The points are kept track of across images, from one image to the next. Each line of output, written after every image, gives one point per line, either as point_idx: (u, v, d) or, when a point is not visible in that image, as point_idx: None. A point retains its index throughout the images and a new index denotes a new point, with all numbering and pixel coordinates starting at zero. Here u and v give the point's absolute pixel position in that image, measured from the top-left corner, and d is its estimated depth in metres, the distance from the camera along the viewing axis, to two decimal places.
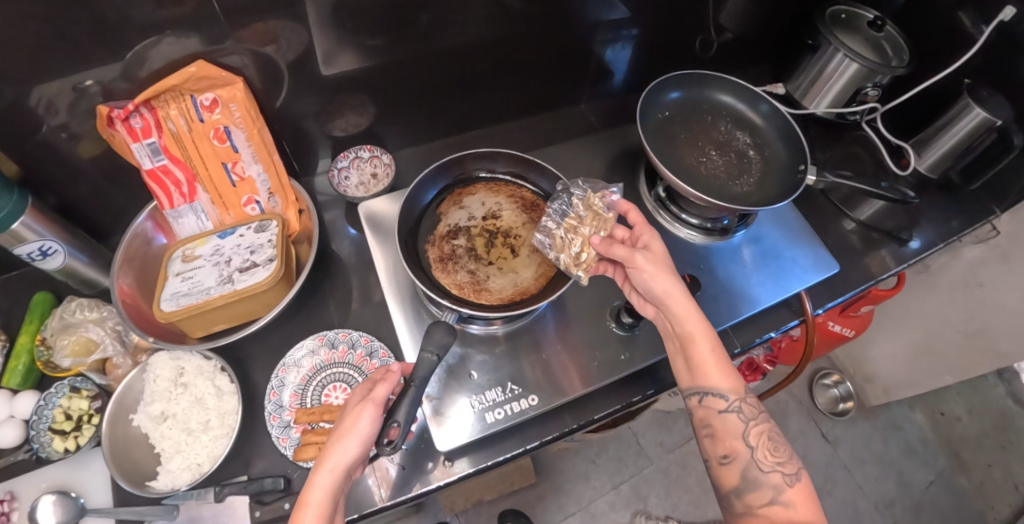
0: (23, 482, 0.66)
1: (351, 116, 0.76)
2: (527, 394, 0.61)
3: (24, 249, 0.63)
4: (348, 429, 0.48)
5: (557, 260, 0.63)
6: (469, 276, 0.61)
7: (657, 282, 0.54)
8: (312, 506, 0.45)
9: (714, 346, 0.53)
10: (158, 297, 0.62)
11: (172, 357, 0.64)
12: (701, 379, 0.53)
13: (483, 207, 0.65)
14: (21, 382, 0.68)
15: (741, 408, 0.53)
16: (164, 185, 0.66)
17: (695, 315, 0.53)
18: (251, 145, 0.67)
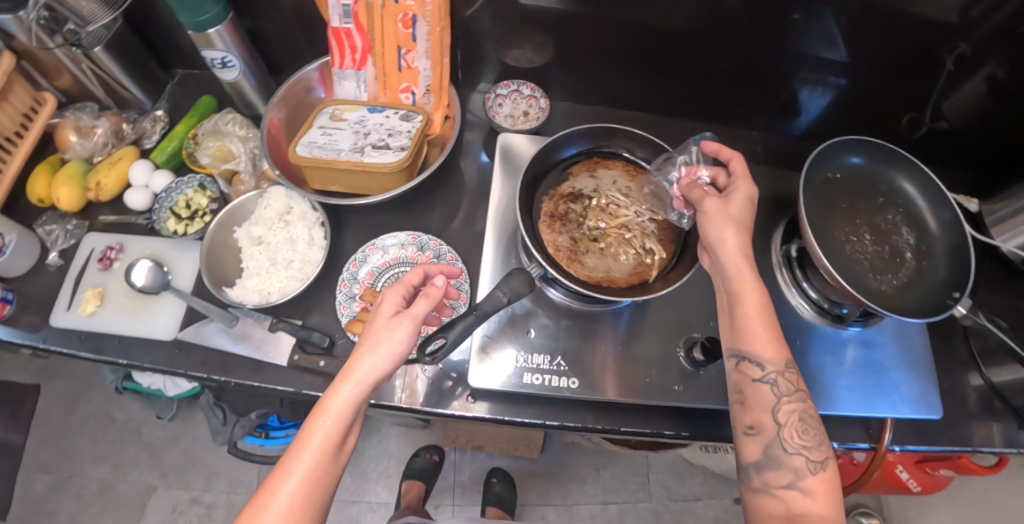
0: (131, 241, 0.76)
1: (527, 51, 0.77)
2: (570, 375, 0.60)
3: (210, 54, 0.70)
4: (377, 346, 0.47)
5: (659, 267, 0.60)
6: (571, 242, 0.60)
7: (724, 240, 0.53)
8: (332, 414, 0.46)
9: (762, 305, 0.52)
10: (297, 140, 0.67)
11: (286, 196, 0.69)
12: (737, 341, 0.52)
13: (613, 185, 0.63)
14: (165, 162, 0.77)
15: (776, 381, 0.50)
16: (343, 46, 0.70)
17: (749, 286, 0.52)
18: (429, 40, 0.69)
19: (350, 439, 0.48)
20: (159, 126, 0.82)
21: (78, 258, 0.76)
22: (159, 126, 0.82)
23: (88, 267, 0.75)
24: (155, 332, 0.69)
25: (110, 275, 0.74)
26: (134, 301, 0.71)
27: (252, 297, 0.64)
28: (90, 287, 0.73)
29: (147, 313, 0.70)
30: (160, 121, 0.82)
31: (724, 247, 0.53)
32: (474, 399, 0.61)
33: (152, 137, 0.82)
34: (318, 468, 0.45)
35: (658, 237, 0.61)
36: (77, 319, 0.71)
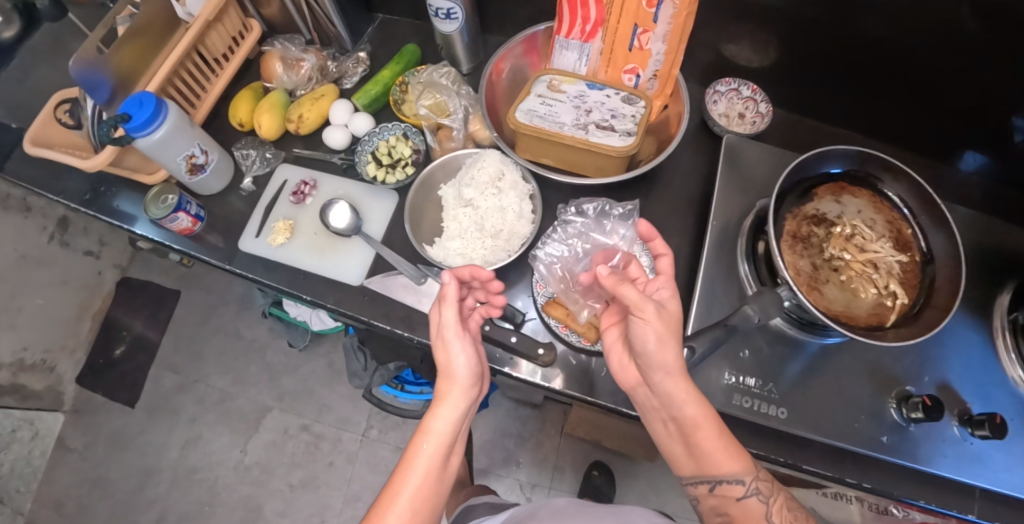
0: (323, 179, 0.76)
1: (748, 47, 0.73)
2: (778, 404, 0.58)
3: (437, 3, 0.69)
4: (443, 358, 0.49)
5: (900, 311, 0.55)
6: (810, 267, 0.56)
7: (657, 345, 0.46)
8: (434, 437, 0.47)
9: (717, 431, 0.47)
10: (518, 105, 0.66)
11: (500, 159, 0.64)
12: (701, 467, 0.49)
13: (857, 216, 0.58)
14: (365, 105, 0.77)
15: (759, 488, 0.48)
16: (575, 15, 0.68)
17: (689, 401, 0.47)
18: (671, 23, 0.65)
19: (452, 459, 0.50)
20: (361, 69, 0.82)
21: (270, 187, 0.77)
22: (360, 68, 0.82)
23: (280, 198, 0.76)
24: (343, 274, 0.69)
25: (301, 209, 0.75)
26: (324, 240, 0.72)
27: (455, 261, 0.62)
28: (281, 218, 0.74)
29: (337, 254, 0.70)
30: (362, 63, 0.82)
31: (664, 363, 0.47)
32: None
33: (352, 77, 0.81)
34: (431, 479, 0.47)
35: (900, 282, 0.56)
36: (269, 247, 0.72)
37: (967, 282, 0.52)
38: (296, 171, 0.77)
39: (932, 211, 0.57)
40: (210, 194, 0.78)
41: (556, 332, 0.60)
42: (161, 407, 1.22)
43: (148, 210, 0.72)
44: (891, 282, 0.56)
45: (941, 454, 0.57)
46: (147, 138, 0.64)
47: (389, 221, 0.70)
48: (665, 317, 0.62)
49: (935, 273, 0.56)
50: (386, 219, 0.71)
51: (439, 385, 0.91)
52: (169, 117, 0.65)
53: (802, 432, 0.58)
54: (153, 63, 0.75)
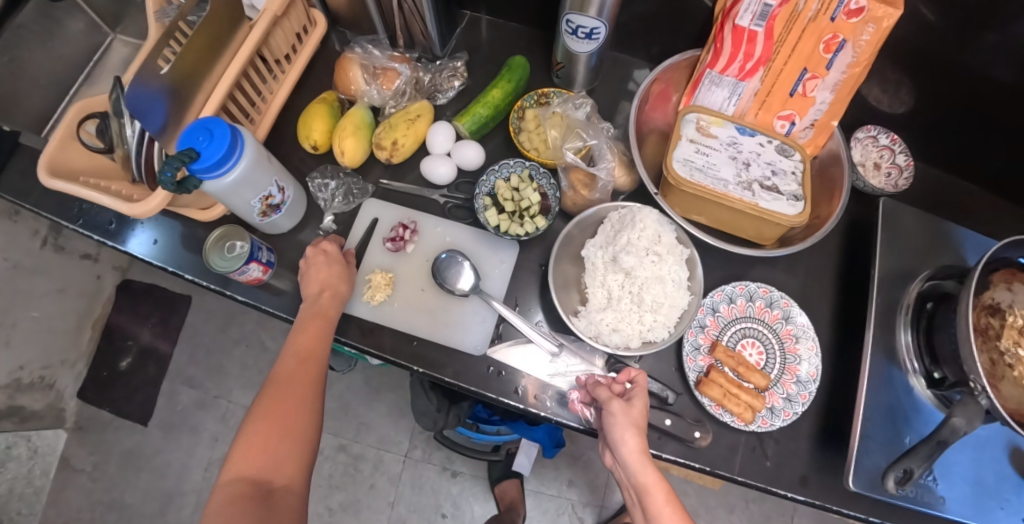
0: (425, 221, 0.67)
1: (880, 88, 0.68)
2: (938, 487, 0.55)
3: (579, 20, 0.58)
4: (311, 283, 0.58)
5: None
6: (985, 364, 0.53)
7: (621, 438, 0.48)
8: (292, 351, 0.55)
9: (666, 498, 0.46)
10: (672, 155, 0.59)
11: (658, 221, 0.57)
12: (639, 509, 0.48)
13: None
14: (470, 131, 0.65)
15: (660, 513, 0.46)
16: (735, 50, 0.59)
17: (636, 442, 0.48)
18: (847, 72, 0.58)
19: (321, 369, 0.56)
20: (458, 82, 0.71)
21: (358, 226, 0.67)
22: (458, 81, 0.71)
23: (372, 243, 0.66)
24: (464, 343, 0.60)
25: (401, 258, 0.65)
26: (434, 297, 0.63)
27: (615, 339, 0.55)
28: (377, 269, 0.64)
29: (453, 318, 0.62)
30: (460, 74, 0.71)
31: (618, 444, 0.48)
32: (806, 483, 0.57)
33: (448, 92, 0.70)
34: (294, 408, 0.52)
35: None
36: (367, 305, 0.62)
37: None
38: (394, 211, 0.67)
39: None
40: (273, 232, 0.66)
41: (709, 412, 0.57)
42: (174, 424, 1.11)
43: (208, 261, 0.61)
44: None
45: None
46: (218, 180, 0.52)
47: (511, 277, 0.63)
48: (815, 392, 0.60)
49: None
50: (506, 274, 0.63)
51: (519, 424, 0.85)
52: (245, 154, 0.53)
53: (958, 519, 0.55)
54: (212, 73, 0.57)
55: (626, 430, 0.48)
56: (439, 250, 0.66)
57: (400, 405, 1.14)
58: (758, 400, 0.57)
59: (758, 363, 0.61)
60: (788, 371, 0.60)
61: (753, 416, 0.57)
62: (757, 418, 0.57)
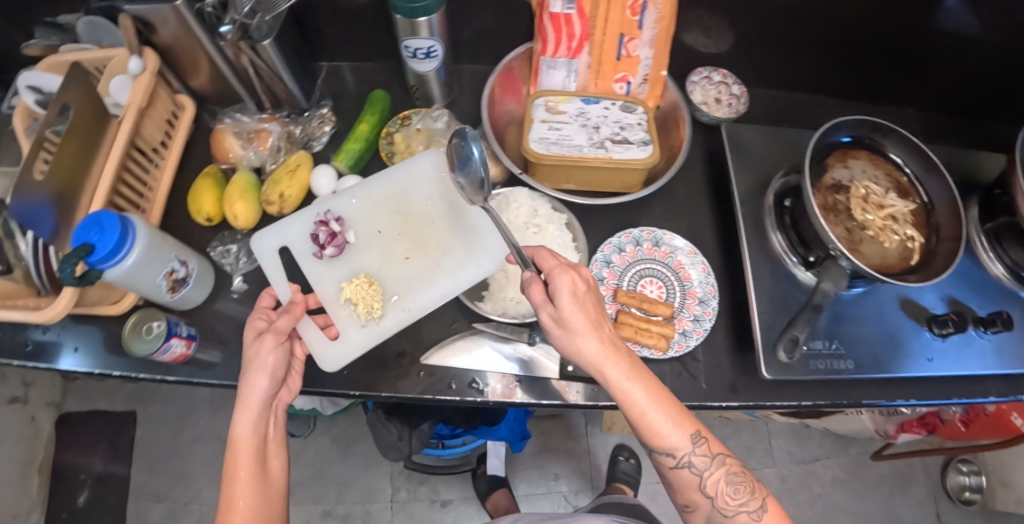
0: (335, 204, 0.68)
1: (700, 33, 0.77)
2: (845, 357, 0.64)
3: (414, 44, 0.65)
4: (258, 360, 0.52)
5: (920, 252, 0.62)
6: (846, 232, 0.61)
7: (585, 335, 0.50)
8: (238, 461, 0.50)
9: (664, 413, 0.50)
10: (528, 137, 0.65)
11: (530, 197, 0.67)
12: (645, 438, 0.52)
13: (865, 176, 0.64)
14: (350, 167, 0.71)
15: (690, 462, 0.51)
16: (559, 33, 0.67)
17: (619, 362, 0.50)
18: (656, 27, 0.66)
19: (272, 463, 0.53)
20: (328, 126, 0.75)
21: (275, 265, 0.65)
22: (328, 126, 0.75)
23: (311, 268, 0.65)
24: (479, 269, 0.66)
25: (342, 256, 0.66)
26: (411, 257, 0.67)
27: (520, 309, 0.64)
28: (341, 280, 0.65)
29: (466, 235, 0.68)
30: (328, 119, 0.75)
31: (588, 356, 0.50)
32: (736, 389, 0.62)
33: (321, 138, 0.75)
34: None
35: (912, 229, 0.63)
36: (349, 332, 0.62)
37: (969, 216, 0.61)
38: (301, 220, 0.67)
39: (922, 161, 0.65)
40: (188, 307, 0.68)
41: (629, 351, 0.61)
42: None
43: (130, 349, 0.61)
44: (906, 232, 0.62)
45: (970, 357, 0.68)
46: (117, 267, 0.54)
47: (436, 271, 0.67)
48: (716, 306, 0.65)
49: (937, 215, 0.64)
50: (450, 182, 0.70)
51: (481, 428, 0.86)
52: (139, 240, 0.55)
53: (868, 375, 0.64)
54: (91, 173, 0.60)
55: (586, 333, 0.50)
56: (366, 220, 0.68)
57: (374, 451, 1.13)
58: (668, 328, 0.62)
59: (659, 297, 0.66)
60: (690, 296, 0.66)
61: (668, 344, 0.62)
62: (673, 345, 0.62)
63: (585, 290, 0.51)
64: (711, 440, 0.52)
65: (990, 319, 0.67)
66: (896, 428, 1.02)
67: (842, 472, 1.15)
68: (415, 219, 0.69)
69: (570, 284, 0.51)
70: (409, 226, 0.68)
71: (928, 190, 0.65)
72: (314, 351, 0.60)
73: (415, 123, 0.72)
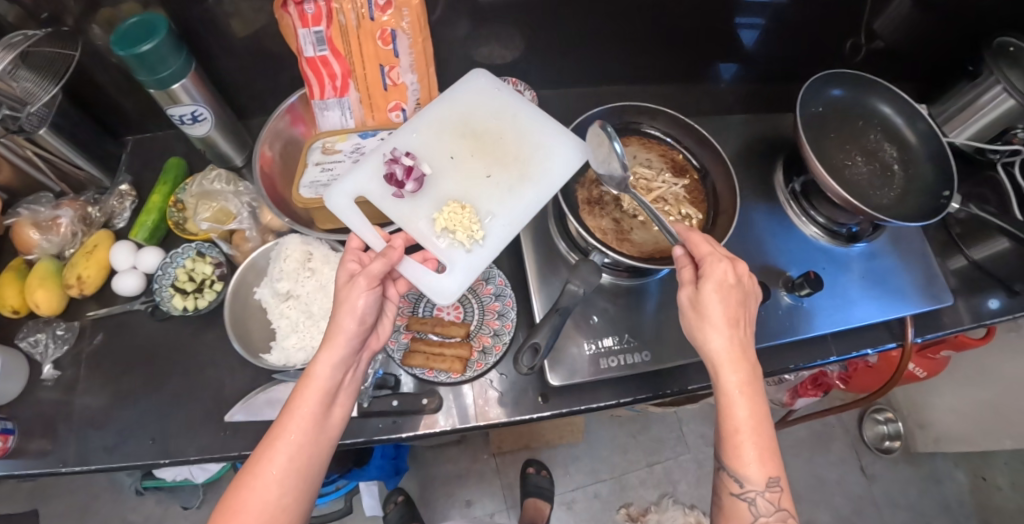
0: (399, 139, 0.65)
1: (498, 47, 0.79)
2: (640, 349, 0.61)
3: (177, 110, 0.66)
4: (350, 303, 0.51)
5: (699, 230, 0.62)
6: (613, 224, 0.62)
7: (723, 339, 0.49)
8: (273, 469, 0.46)
9: (760, 408, 0.48)
10: (298, 183, 0.65)
11: (303, 242, 0.64)
12: (721, 454, 0.49)
13: (634, 161, 0.65)
14: (147, 238, 0.70)
15: (755, 500, 0.47)
16: (320, 75, 0.67)
17: (741, 370, 0.48)
18: (413, 52, 0.67)
19: (336, 412, 0.51)
20: (128, 201, 0.75)
21: (355, 214, 0.60)
22: (128, 201, 0.75)
23: (387, 208, 0.61)
24: (539, 197, 0.63)
25: (419, 193, 0.63)
26: (505, 184, 0.64)
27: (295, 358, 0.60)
28: (433, 207, 0.62)
29: (537, 141, 0.66)
30: (128, 194, 0.76)
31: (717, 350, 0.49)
32: (547, 398, 0.62)
33: (122, 215, 0.75)
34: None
35: (688, 206, 0.63)
36: (455, 261, 0.60)
37: (736, 184, 0.60)
38: (352, 214, 0.60)
39: (690, 136, 0.65)
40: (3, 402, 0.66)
41: (426, 378, 0.61)
42: None
43: None
44: (680, 212, 0.63)
45: (786, 319, 0.72)
46: None
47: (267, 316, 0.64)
48: (516, 317, 0.65)
49: (712, 180, 0.64)
50: (506, 87, 0.70)
51: (348, 473, 0.85)
52: None
53: (671, 363, 0.60)
54: None
55: (723, 327, 0.49)
56: (436, 146, 0.65)
57: None
58: (463, 349, 0.62)
59: (456, 319, 0.65)
60: (490, 311, 0.65)
61: (465, 364, 0.61)
62: (471, 364, 0.62)
63: (734, 284, 0.51)
64: (785, 494, 0.47)
65: (798, 283, 0.69)
66: (793, 392, 1.06)
67: (759, 446, 1.18)
68: (484, 137, 0.67)
69: (722, 272, 0.51)
70: (477, 149, 0.66)
71: (703, 160, 0.66)
72: (423, 285, 0.58)
73: (191, 182, 0.68)
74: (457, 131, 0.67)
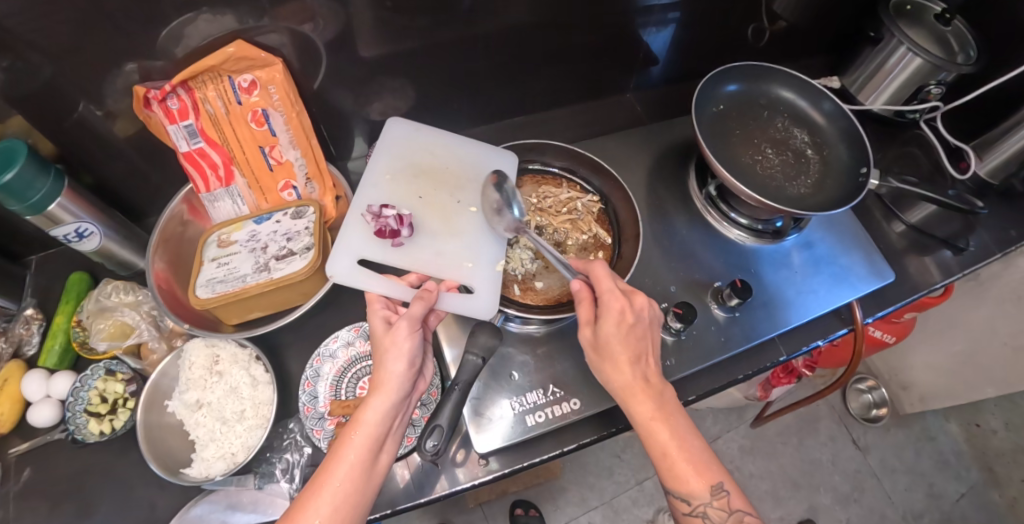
0: (364, 194, 0.64)
1: (390, 99, 0.77)
2: (569, 397, 0.61)
3: (60, 230, 0.63)
4: (397, 347, 0.51)
5: (606, 260, 0.67)
6: (516, 273, 0.66)
7: (626, 362, 0.52)
8: (355, 447, 0.47)
9: (674, 433, 0.49)
10: (194, 283, 0.62)
11: (207, 345, 0.65)
12: (665, 480, 0.50)
13: (530, 199, 0.71)
14: (58, 362, 0.67)
15: (707, 513, 0.48)
16: (201, 168, 0.67)
17: (644, 400, 0.50)
18: (290, 128, 0.68)
19: (383, 459, 0.50)
20: (36, 326, 0.71)
21: (366, 278, 0.59)
22: (35, 326, 0.71)
23: (393, 259, 0.61)
24: (502, 200, 0.68)
25: (414, 236, 0.63)
26: (477, 204, 0.67)
27: (216, 468, 0.59)
28: (427, 244, 0.63)
29: (476, 154, 0.71)
30: (34, 318, 0.71)
31: (617, 383, 0.51)
32: (486, 460, 0.61)
33: (31, 341, 0.70)
34: (362, 499, 0.47)
35: (588, 234, 0.68)
36: (478, 280, 0.62)
37: (635, 210, 0.67)
38: (368, 277, 0.59)
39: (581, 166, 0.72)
40: None
41: None
42: None
43: None
44: (582, 241, 0.68)
45: (726, 331, 0.70)
46: None
47: (178, 430, 0.62)
48: (440, 382, 0.64)
49: (613, 203, 0.71)
50: (422, 127, 0.72)
51: None
52: None
53: (599, 407, 0.61)
54: None
55: (623, 364, 0.52)
56: (401, 191, 0.65)
57: None
58: None
59: None
60: None
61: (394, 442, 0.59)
62: (401, 441, 0.60)
63: (633, 320, 0.53)
64: (734, 496, 0.49)
65: (727, 293, 0.68)
66: (766, 384, 1.12)
67: None
68: (434, 168, 0.68)
69: (618, 310, 0.53)
70: (435, 182, 0.68)
71: (596, 185, 0.72)
72: (463, 310, 0.60)
73: (88, 300, 0.68)
74: (410, 168, 0.67)
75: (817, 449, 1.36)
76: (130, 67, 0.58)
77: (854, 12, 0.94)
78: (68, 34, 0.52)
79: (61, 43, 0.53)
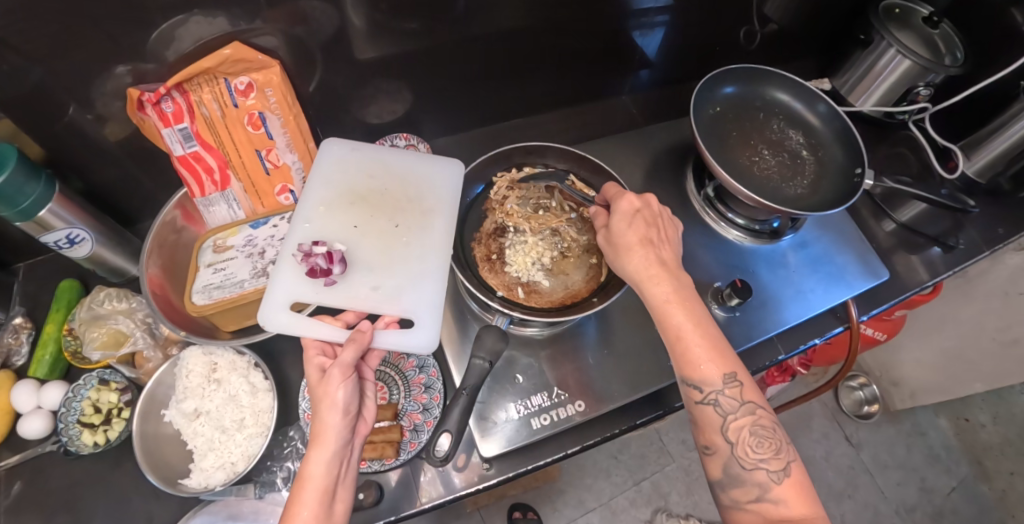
0: (295, 233, 0.60)
1: (386, 102, 0.76)
2: (573, 400, 0.61)
3: (51, 237, 0.62)
4: (330, 397, 0.49)
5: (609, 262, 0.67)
6: (518, 277, 0.65)
7: (637, 252, 0.54)
8: (307, 504, 0.45)
9: (688, 315, 0.51)
10: (190, 289, 0.61)
11: (204, 353, 0.64)
12: (679, 366, 0.51)
13: (530, 202, 0.70)
14: (48, 373, 0.66)
15: (719, 401, 0.50)
16: (196, 172, 0.66)
17: (663, 284, 0.52)
18: (287, 131, 0.67)
19: (339, 508, 0.48)
20: (25, 336, 0.69)
21: (301, 323, 0.56)
22: (24, 336, 0.69)
23: (328, 299, 0.57)
24: (446, 220, 0.65)
25: (347, 271, 0.59)
26: (417, 225, 0.64)
27: (214, 478, 0.58)
28: (363, 277, 0.60)
29: (414, 170, 0.68)
30: (23, 327, 0.69)
31: (630, 271, 0.54)
32: (490, 465, 0.60)
33: (20, 351, 0.69)
34: None
35: (592, 236, 0.69)
36: (419, 310, 0.59)
37: None
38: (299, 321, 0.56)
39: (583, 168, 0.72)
40: None
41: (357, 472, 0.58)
42: None
43: None
44: (585, 243, 0.69)
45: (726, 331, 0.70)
46: None
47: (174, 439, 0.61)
48: (443, 387, 0.63)
49: None
50: (360, 147, 0.68)
51: None
52: None
53: (603, 410, 0.61)
54: None
55: (635, 248, 0.54)
56: (334, 223, 0.62)
57: None
58: (393, 432, 0.59)
59: (382, 401, 0.62)
60: (416, 385, 0.64)
61: (397, 448, 0.59)
62: (404, 446, 0.60)
63: (645, 212, 0.57)
64: (747, 388, 0.50)
65: (727, 293, 0.69)
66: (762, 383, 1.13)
67: None
68: (372, 195, 0.65)
69: (629, 208, 0.57)
70: (373, 209, 0.64)
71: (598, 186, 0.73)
72: (403, 347, 0.57)
73: (80, 308, 0.66)
74: (342, 194, 0.64)
75: (811, 446, 1.37)
76: (121, 69, 0.56)
77: (844, 13, 0.95)
78: (57, 35, 0.51)
79: (51, 46, 0.52)
